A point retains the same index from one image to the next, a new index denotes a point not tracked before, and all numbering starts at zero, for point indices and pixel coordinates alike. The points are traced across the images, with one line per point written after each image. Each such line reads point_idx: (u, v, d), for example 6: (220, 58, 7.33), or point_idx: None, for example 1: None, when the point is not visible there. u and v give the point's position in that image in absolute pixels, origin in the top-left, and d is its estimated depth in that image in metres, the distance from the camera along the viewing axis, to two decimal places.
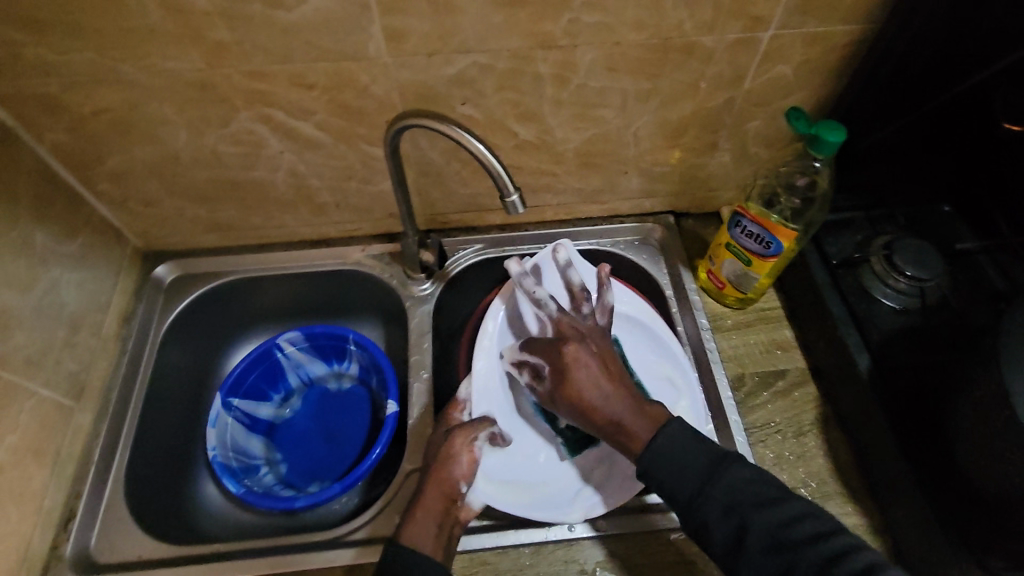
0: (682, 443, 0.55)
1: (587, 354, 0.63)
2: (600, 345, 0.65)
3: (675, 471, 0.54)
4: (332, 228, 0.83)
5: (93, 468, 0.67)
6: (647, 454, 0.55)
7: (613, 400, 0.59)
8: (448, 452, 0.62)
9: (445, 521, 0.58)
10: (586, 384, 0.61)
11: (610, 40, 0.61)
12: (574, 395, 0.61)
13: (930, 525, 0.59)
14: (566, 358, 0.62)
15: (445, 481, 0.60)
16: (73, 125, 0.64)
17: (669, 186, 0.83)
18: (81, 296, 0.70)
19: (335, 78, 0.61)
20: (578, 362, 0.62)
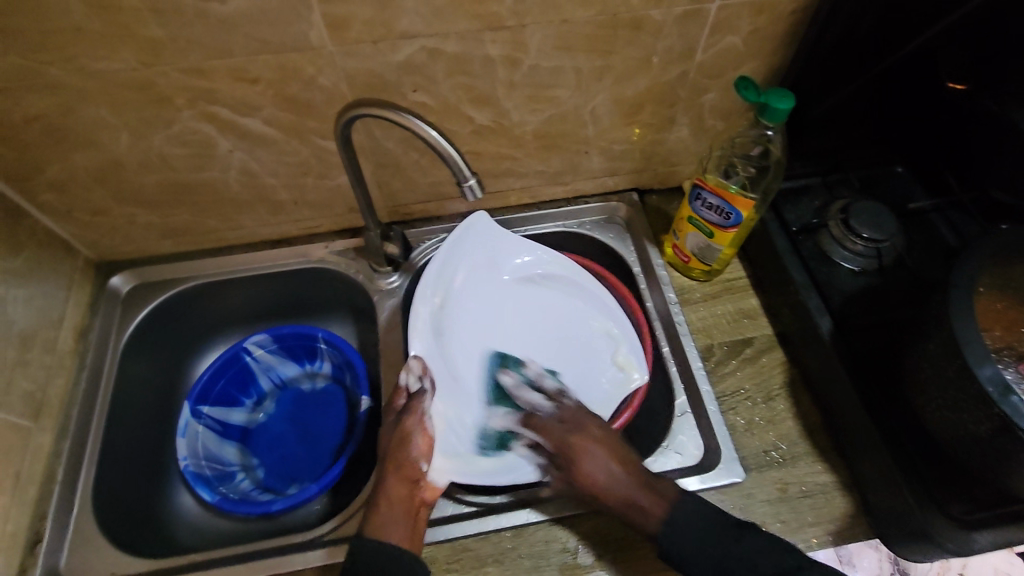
0: (699, 527, 0.56)
1: (603, 450, 0.62)
2: (615, 450, 0.63)
3: (691, 525, 0.56)
4: (292, 226, 0.82)
5: (58, 488, 0.65)
6: (667, 519, 0.57)
7: (618, 479, 0.60)
8: (403, 434, 0.65)
9: (412, 508, 0.61)
10: (596, 470, 0.61)
11: (558, 18, 0.60)
12: (585, 478, 0.61)
13: (895, 479, 0.60)
14: (579, 453, 0.63)
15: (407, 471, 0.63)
16: (5, 134, 0.60)
17: (630, 164, 0.84)
18: (31, 312, 0.68)
19: (279, 70, 0.59)
20: (588, 453, 0.62)
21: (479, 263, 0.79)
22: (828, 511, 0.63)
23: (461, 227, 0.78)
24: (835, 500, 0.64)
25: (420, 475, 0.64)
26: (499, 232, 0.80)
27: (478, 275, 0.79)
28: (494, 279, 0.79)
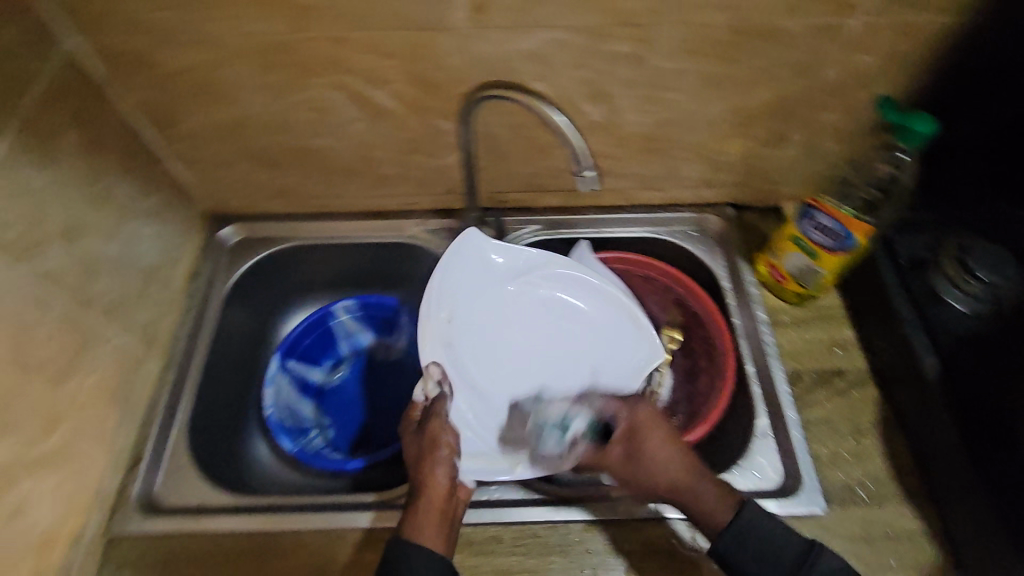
0: (764, 528, 0.55)
1: (660, 448, 0.61)
2: (665, 437, 0.63)
3: (761, 560, 0.53)
4: (390, 201, 0.84)
5: (159, 416, 0.69)
6: (725, 534, 0.55)
7: (671, 475, 0.60)
8: (431, 438, 0.63)
9: (450, 504, 0.58)
10: (657, 450, 0.61)
11: (693, 20, 0.59)
12: (649, 453, 0.61)
13: (997, 534, 0.57)
14: (619, 454, 0.63)
15: (438, 471, 0.60)
16: (158, 83, 0.65)
17: (731, 177, 0.82)
18: (154, 251, 0.73)
19: (414, 47, 0.61)
20: (644, 454, 0.62)
21: (485, 278, 0.76)
22: (917, 558, 0.60)
23: (451, 249, 0.74)
24: (924, 546, 0.61)
25: (455, 476, 0.61)
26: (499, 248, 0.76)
27: (478, 292, 0.76)
28: (499, 287, 0.77)
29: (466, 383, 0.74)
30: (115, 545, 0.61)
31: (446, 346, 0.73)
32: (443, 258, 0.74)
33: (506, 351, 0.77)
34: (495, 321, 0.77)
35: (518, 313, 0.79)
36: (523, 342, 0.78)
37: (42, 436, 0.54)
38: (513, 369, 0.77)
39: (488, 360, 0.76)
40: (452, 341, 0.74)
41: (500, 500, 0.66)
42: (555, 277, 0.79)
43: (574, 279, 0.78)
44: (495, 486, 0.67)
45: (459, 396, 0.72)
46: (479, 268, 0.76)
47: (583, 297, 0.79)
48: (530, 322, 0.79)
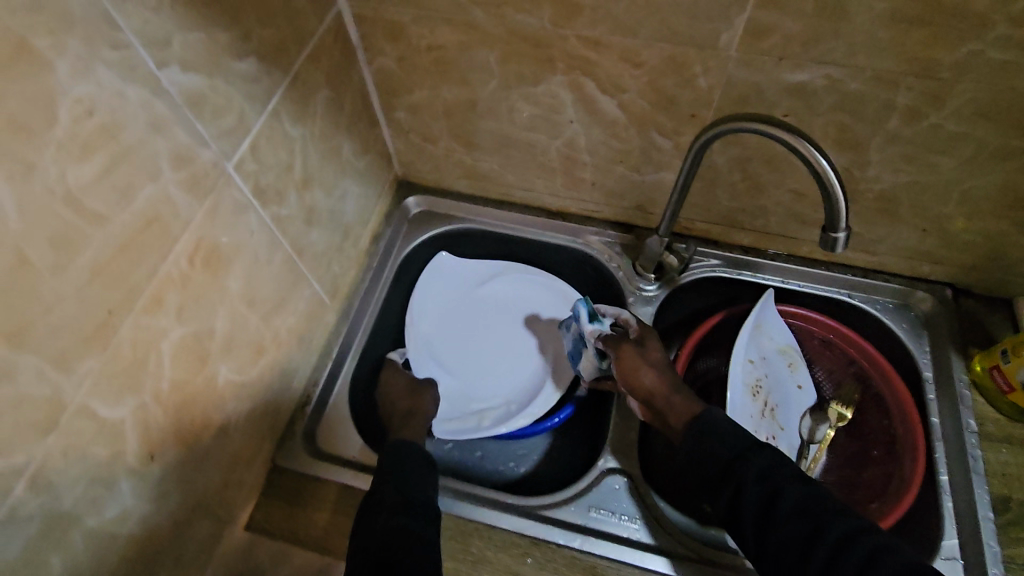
0: (723, 430, 0.57)
1: (657, 362, 0.65)
2: (660, 356, 0.66)
3: (717, 441, 0.57)
4: (573, 204, 0.83)
5: (329, 363, 0.73)
6: (692, 426, 0.59)
7: (658, 379, 0.63)
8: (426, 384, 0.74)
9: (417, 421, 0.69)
10: (643, 371, 0.64)
11: (1008, 83, 0.51)
12: (633, 373, 0.64)
13: None
14: (626, 349, 0.65)
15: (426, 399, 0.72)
16: (404, 55, 0.67)
17: (962, 257, 0.72)
18: (355, 208, 0.76)
19: (668, 62, 0.58)
20: (642, 359, 0.65)
21: (456, 275, 0.85)
22: None
23: (427, 273, 0.84)
24: None
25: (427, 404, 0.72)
26: (462, 269, 0.86)
27: (461, 303, 0.84)
28: (483, 296, 0.85)
29: (432, 358, 0.80)
30: (279, 475, 0.65)
31: (426, 340, 0.81)
32: (427, 269, 0.85)
33: (489, 350, 0.81)
34: (457, 309, 0.84)
35: (486, 313, 0.84)
36: (504, 349, 0.81)
37: (251, 365, 0.59)
38: (482, 363, 0.80)
39: (498, 367, 0.80)
40: (444, 337, 0.82)
41: (640, 543, 0.62)
42: (513, 282, 0.85)
43: (530, 284, 0.85)
44: (638, 525, 0.63)
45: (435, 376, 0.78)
46: (450, 280, 0.85)
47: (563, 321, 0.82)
48: (512, 336, 0.82)
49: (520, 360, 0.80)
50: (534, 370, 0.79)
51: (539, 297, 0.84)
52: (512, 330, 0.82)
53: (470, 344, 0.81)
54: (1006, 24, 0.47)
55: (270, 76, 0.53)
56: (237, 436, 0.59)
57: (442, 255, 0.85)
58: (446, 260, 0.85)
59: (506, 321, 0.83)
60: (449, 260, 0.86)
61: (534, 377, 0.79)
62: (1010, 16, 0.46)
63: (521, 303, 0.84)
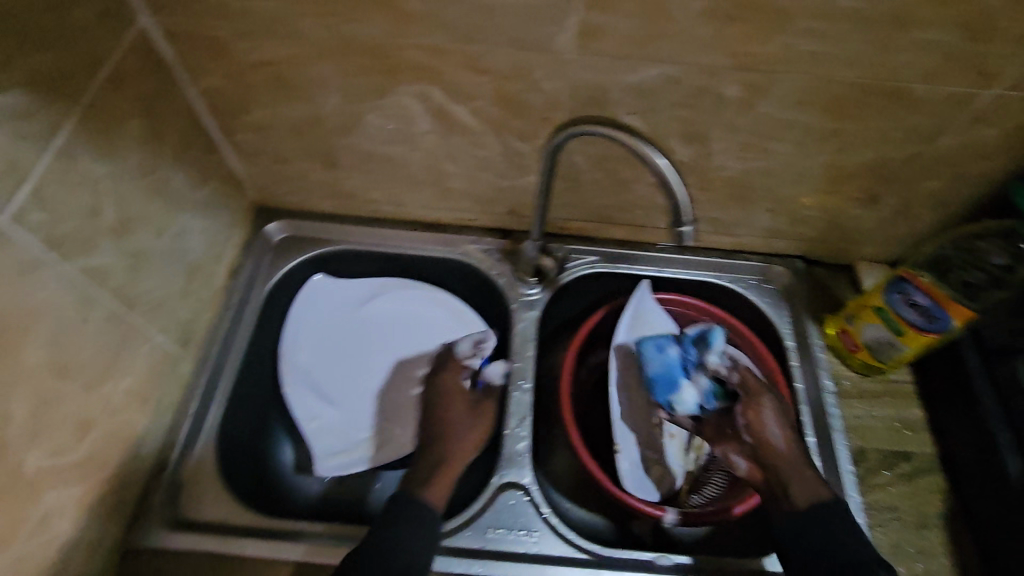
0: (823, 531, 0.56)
1: (784, 419, 0.65)
2: (788, 418, 0.65)
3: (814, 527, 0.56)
4: (448, 214, 0.80)
5: (187, 421, 0.66)
6: (831, 507, 0.58)
7: (789, 445, 0.62)
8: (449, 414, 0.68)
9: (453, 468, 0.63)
10: (775, 429, 0.62)
11: (818, 73, 0.54)
12: (771, 429, 0.63)
13: None
14: (767, 400, 0.65)
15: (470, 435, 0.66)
16: (230, 72, 0.60)
17: (808, 231, 0.78)
18: (200, 244, 0.69)
19: (510, 67, 0.57)
20: (779, 417, 0.64)
21: (331, 298, 0.79)
22: None
23: (298, 299, 0.78)
24: None
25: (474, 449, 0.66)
26: (339, 291, 0.79)
27: (340, 328, 0.78)
28: (365, 318, 0.79)
29: (309, 389, 0.74)
30: (138, 558, 0.59)
31: (303, 373, 0.75)
32: (299, 294, 0.78)
33: (375, 377, 0.76)
34: (335, 335, 0.78)
35: (369, 336, 0.78)
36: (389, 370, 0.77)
37: (74, 445, 0.51)
38: (368, 390, 0.76)
39: (385, 393, 0.76)
40: (323, 367, 0.76)
41: (541, 556, 0.62)
42: (395, 300, 0.80)
43: (414, 301, 0.80)
44: (536, 537, 0.63)
45: (316, 411, 0.73)
46: (326, 303, 0.78)
47: (451, 337, 0.78)
48: (398, 359, 0.78)
49: (408, 384, 0.77)
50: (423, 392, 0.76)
51: (425, 314, 0.79)
52: (398, 354, 0.78)
53: (353, 371, 0.76)
54: (809, 19, 0.50)
55: (48, 111, 0.46)
56: (67, 526, 0.51)
57: (315, 279, 0.79)
58: (320, 284, 0.79)
59: (389, 342, 0.78)
60: (324, 284, 0.79)
61: (424, 400, 0.75)
62: (811, 11, 0.49)
63: (408, 322, 0.79)
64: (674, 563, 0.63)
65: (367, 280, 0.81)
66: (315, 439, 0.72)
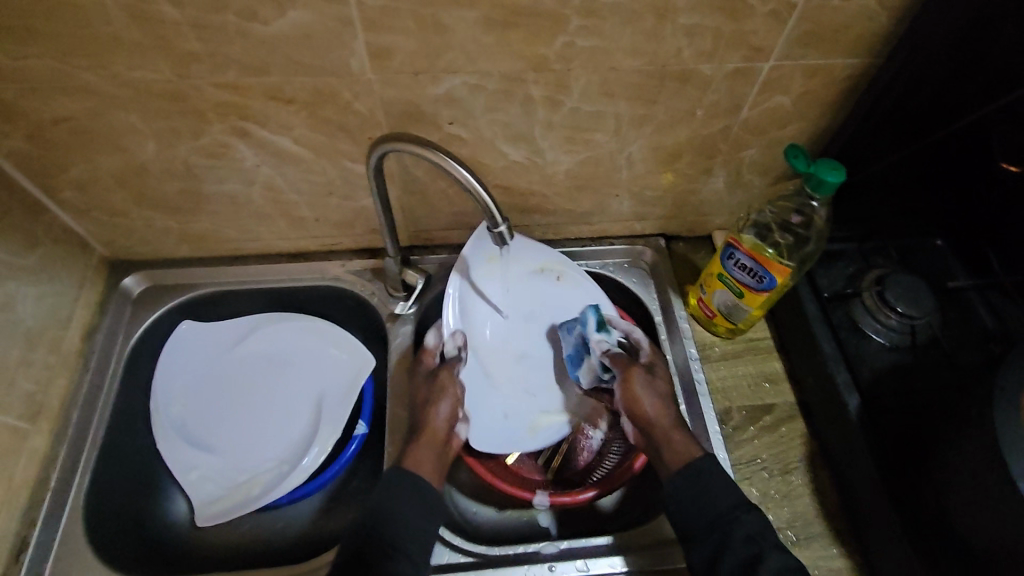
0: (696, 492, 0.59)
1: (660, 389, 0.67)
2: (663, 386, 0.68)
3: (699, 501, 0.58)
4: (310, 243, 0.79)
5: (48, 496, 0.64)
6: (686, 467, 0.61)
7: (657, 412, 0.66)
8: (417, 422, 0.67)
9: (442, 447, 0.66)
10: (645, 399, 0.67)
11: (606, 64, 0.57)
12: (635, 397, 0.67)
13: (908, 556, 0.59)
14: (632, 372, 0.68)
15: (441, 412, 0.67)
16: (33, 132, 0.59)
17: (662, 211, 0.81)
18: (40, 311, 0.66)
19: (315, 93, 0.57)
20: (648, 386, 0.67)
21: (203, 343, 0.78)
22: None
23: (166, 347, 0.77)
24: None
25: (451, 426, 0.68)
26: (211, 334, 0.79)
27: (214, 370, 0.77)
28: (239, 357, 0.78)
29: (185, 441, 0.73)
30: None
31: (176, 422, 0.74)
32: (168, 343, 0.77)
33: (252, 415, 0.75)
34: (209, 378, 0.77)
35: (246, 374, 0.78)
36: (266, 405, 0.76)
37: None
38: (245, 429, 0.75)
39: (263, 430, 0.75)
40: (197, 413, 0.75)
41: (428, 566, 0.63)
42: (271, 335, 0.80)
43: (292, 335, 0.80)
44: None
45: (193, 459, 0.72)
46: (198, 348, 0.78)
47: (330, 364, 0.79)
48: (276, 393, 0.77)
49: (288, 417, 0.76)
50: (304, 423, 0.75)
51: (303, 346, 0.80)
52: (276, 388, 0.77)
53: (229, 413, 0.75)
54: (578, 17, 0.53)
55: None
56: None
57: (184, 325, 0.78)
58: (191, 330, 0.78)
59: (266, 378, 0.78)
60: (195, 330, 0.79)
61: (305, 431, 0.74)
62: (577, 10, 0.52)
63: (286, 356, 0.79)
64: (559, 549, 0.64)
65: (240, 319, 0.81)
66: (197, 490, 0.71)
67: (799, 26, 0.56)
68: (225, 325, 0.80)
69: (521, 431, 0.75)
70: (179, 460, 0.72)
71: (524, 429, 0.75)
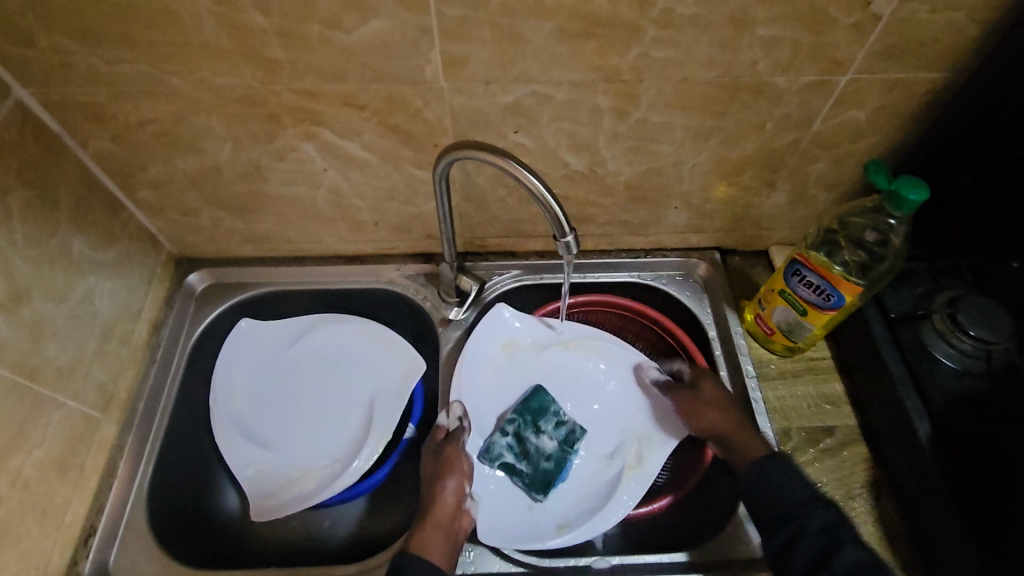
0: (779, 483, 0.58)
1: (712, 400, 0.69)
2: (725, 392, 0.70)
3: (778, 491, 0.57)
4: (367, 246, 0.80)
5: (115, 484, 0.66)
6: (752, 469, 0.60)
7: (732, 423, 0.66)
8: (430, 493, 0.64)
9: (451, 526, 0.62)
10: (713, 415, 0.67)
11: (678, 76, 0.57)
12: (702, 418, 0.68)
13: None
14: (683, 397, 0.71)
15: (448, 490, 0.65)
16: (118, 132, 0.62)
17: (720, 224, 0.79)
18: (114, 304, 0.69)
19: (387, 100, 0.59)
20: (698, 403, 0.69)
21: (261, 340, 0.80)
22: None
23: (227, 342, 0.79)
24: None
25: (460, 504, 0.65)
26: (269, 332, 0.81)
27: (271, 368, 0.79)
28: (295, 357, 0.80)
29: (242, 435, 0.75)
30: None
31: (234, 417, 0.75)
32: (228, 340, 0.79)
33: (306, 415, 0.76)
34: (267, 375, 0.78)
35: (301, 374, 0.79)
36: (320, 405, 0.77)
37: None
38: (299, 428, 0.76)
39: (317, 429, 0.76)
40: (254, 409, 0.76)
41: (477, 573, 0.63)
42: (326, 336, 0.81)
43: (346, 336, 0.81)
44: (472, 556, 0.64)
45: (249, 455, 0.74)
46: (258, 346, 0.80)
47: (384, 367, 0.79)
48: (330, 394, 0.78)
49: (341, 418, 0.76)
50: (356, 425, 0.76)
51: (357, 348, 0.81)
52: (330, 389, 0.78)
53: (284, 411, 0.77)
54: (654, 28, 0.53)
55: None
56: None
57: (244, 322, 0.80)
58: (251, 328, 0.80)
59: (321, 378, 0.79)
60: (254, 328, 0.80)
61: (357, 434, 0.75)
62: (654, 20, 0.52)
63: (340, 358, 0.80)
64: (610, 564, 0.63)
65: (297, 319, 0.82)
66: (252, 484, 0.72)
67: (882, 38, 0.54)
68: (282, 325, 0.81)
69: (549, 528, 0.67)
70: (235, 453, 0.73)
71: (552, 526, 0.68)
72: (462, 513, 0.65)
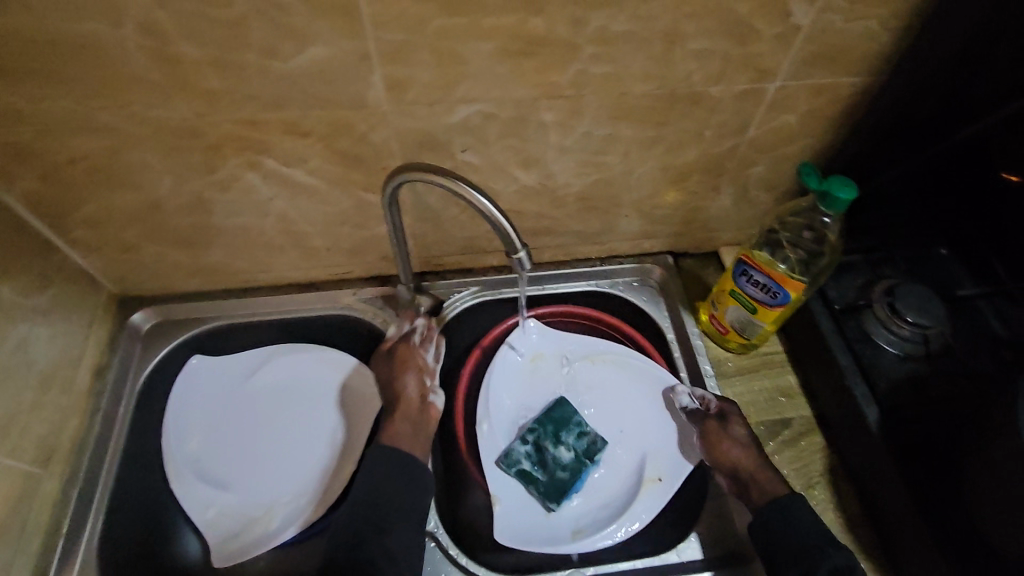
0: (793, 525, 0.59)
1: (742, 438, 0.67)
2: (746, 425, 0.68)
3: (789, 530, 0.58)
4: (321, 272, 0.79)
5: (60, 543, 0.63)
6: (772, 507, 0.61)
7: (754, 462, 0.65)
8: (394, 393, 0.70)
9: (420, 414, 0.69)
10: (733, 450, 0.66)
11: (618, 90, 0.59)
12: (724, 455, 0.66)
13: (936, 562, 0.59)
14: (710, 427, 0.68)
15: (410, 383, 0.70)
16: (46, 172, 0.59)
17: (671, 229, 0.81)
18: (51, 352, 0.65)
19: (330, 126, 0.58)
20: (725, 435, 0.67)
21: (213, 377, 0.76)
22: None
23: (176, 382, 0.75)
24: None
25: (424, 394, 0.70)
26: (221, 367, 0.77)
27: (227, 404, 0.75)
28: (252, 390, 0.77)
29: (198, 478, 0.71)
30: None
31: (189, 459, 0.72)
32: (177, 380, 0.75)
33: (267, 450, 0.73)
34: (222, 412, 0.75)
35: (258, 408, 0.76)
36: (280, 438, 0.74)
37: None
38: (259, 464, 0.72)
39: (279, 464, 0.73)
40: (210, 449, 0.73)
41: None
42: (283, 367, 0.78)
43: (304, 365, 0.78)
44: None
45: (207, 498, 0.70)
46: (211, 383, 0.76)
47: (345, 393, 0.77)
48: (291, 426, 0.75)
49: (304, 450, 0.74)
50: (320, 456, 0.73)
51: (316, 376, 0.78)
52: (290, 420, 0.75)
53: (244, 448, 0.73)
54: (591, 45, 0.54)
55: None
56: None
57: (194, 360, 0.77)
58: (202, 365, 0.77)
59: (280, 410, 0.76)
60: (206, 365, 0.77)
61: (321, 465, 0.73)
62: (590, 38, 0.53)
63: (299, 388, 0.77)
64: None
65: (251, 352, 0.79)
66: (212, 530, 0.69)
67: (805, 47, 0.57)
68: (236, 358, 0.78)
69: (564, 533, 0.67)
70: (193, 498, 0.70)
71: (567, 531, 0.68)
72: (429, 403, 0.70)
